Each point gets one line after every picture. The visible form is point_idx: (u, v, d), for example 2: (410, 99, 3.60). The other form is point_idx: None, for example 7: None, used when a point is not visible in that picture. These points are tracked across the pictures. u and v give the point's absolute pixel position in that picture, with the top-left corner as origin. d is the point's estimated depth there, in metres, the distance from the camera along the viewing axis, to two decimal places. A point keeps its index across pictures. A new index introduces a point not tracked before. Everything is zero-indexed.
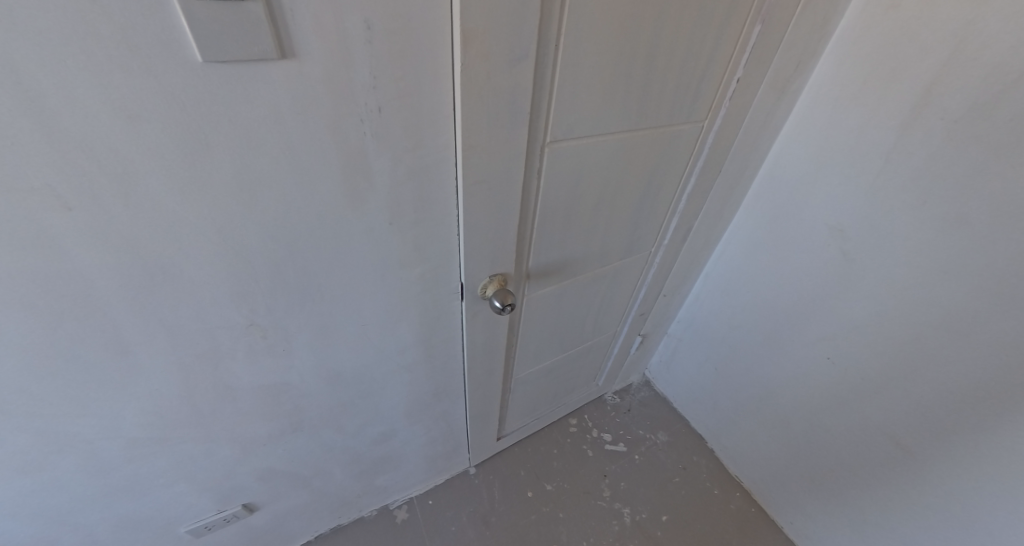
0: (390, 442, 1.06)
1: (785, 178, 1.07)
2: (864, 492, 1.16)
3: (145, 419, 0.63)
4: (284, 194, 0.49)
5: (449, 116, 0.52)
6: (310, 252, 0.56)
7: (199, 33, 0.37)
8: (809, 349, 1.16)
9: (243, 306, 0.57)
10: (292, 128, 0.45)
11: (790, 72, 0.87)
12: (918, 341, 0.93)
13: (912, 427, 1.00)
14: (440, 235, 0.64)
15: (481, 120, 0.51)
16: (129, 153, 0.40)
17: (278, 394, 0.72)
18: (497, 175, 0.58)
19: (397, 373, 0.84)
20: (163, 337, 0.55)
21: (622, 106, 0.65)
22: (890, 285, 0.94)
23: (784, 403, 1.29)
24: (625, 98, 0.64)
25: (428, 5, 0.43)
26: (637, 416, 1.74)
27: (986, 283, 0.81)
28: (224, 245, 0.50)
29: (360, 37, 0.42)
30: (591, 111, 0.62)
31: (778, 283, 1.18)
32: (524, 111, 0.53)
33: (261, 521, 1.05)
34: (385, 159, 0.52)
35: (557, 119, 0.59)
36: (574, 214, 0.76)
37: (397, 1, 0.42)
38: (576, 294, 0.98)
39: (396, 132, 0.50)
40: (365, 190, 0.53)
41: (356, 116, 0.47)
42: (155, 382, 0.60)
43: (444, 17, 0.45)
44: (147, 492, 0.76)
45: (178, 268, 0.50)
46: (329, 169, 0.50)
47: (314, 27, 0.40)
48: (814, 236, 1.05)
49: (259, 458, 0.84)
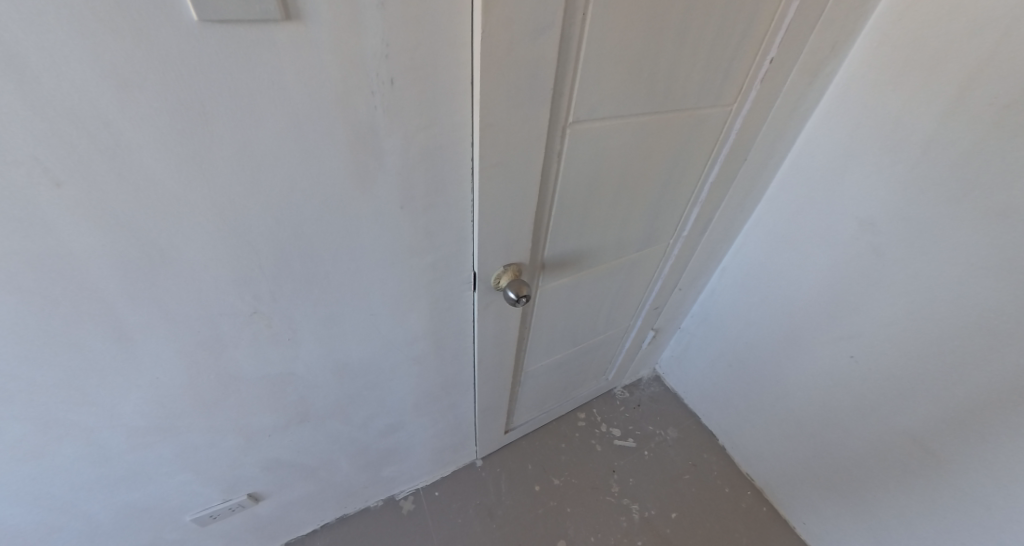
0: (397, 434, 1.04)
1: (812, 168, 1.02)
2: (883, 496, 1.12)
3: (146, 407, 0.62)
4: (287, 173, 0.46)
5: (465, 91, 0.48)
6: (317, 237, 0.53)
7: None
8: (830, 347, 1.12)
9: (247, 293, 0.54)
10: (297, 100, 0.42)
11: (824, 55, 0.81)
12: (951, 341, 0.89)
13: (938, 430, 0.97)
14: (453, 222, 0.61)
15: (500, 96, 0.47)
16: (119, 125, 0.37)
17: (284, 384, 0.70)
18: (515, 157, 0.54)
19: (405, 364, 0.81)
20: (164, 324, 0.53)
21: (649, 86, 0.61)
22: (923, 283, 0.90)
23: (801, 403, 1.25)
24: (653, 76, 0.60)
25: None
26: (646, 412, 1.71)
27: None
28: (225, 228, 0.47)
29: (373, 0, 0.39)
30: (617, 91, 0.58)
31: (800, 279, 1.13)
32: (546, 87, 0.50)
33: (267, 510, 1.04)
34: (397, 139, 0.48)
35: (581, 99, 0.55)
36: (593, 202, 0.72)
37: None
38: (591, 285, 0.94)
39: (407, 108, 0.46)
40: (374, 171, 0.50)
41: (366, 89, 0.43)
42: (156, 371, 0.58)
43: None
44: (151, 481, 0.75)
45: (177, 253, 0.47)
46: (337, 147, 0.46)
47: None
48: (841, 229, 1.01)
49: (264, 448, 0.83)
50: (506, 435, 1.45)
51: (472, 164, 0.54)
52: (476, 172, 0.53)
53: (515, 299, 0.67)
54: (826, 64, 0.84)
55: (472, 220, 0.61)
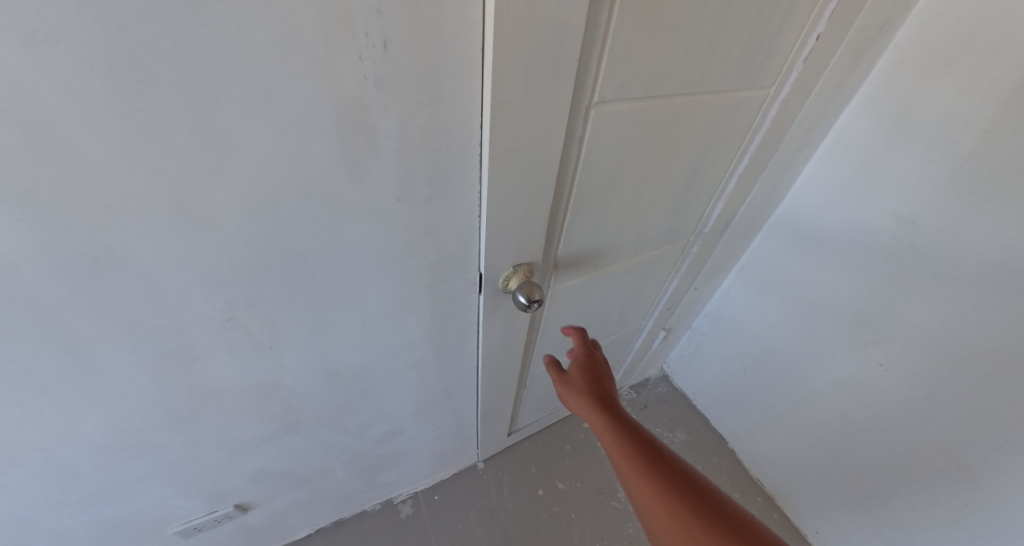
0: (395, 440, 0.98)
1: (846, 160, 0.94)
2: (906, 510, 1.06)
3: (112, 421, 0.55)
4: (259, 157, 0.38)
5: (475, 62, 0.40)
6: (300, 233, 0.45)
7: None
8: (856, 352, 1.04)
9: (219, 298, 0.47)
10: (267, 68, 0.34)
11: (872, 34, 0.73)
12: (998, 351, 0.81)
13: (972, 445, 0.90)
14: (458, 217, 0.53)
15: (517, 69, 0.40)
16: (39, 92, 0.30)
17: (269, 394, 0.63)
18: (531, 142, 0.46)
19: (403, 371, 0.74)
20: (123, 332, 0.46)
21: (685, 63, 0.53)
22: (966, 288, 0.83)
23: (820, 410, 1.18)
24: (691, 50, 0.52)
25: None
26: (654, 413, 1.65)
27: None
28: (183, 223, 0.40)
29: None
30: (650, 67, 0.50)
31: (826, 279, 1.06)
32: (571, 60, 0.42)
33: (257, 519, 0.98)
34: (392, 118, 0.41)
35: (610, 75, 0.47)
36: (614, 194, 0.64)
37: None
38: (605, 285, 0.87)
39: (406, 81, 0.39)
40: (367, 156, 0.42)
41: (354, 55, 0.36)
42: (119, 382, 0.51)
43: None
44: (127, 495, 0.68)
45: (127, 251, 0.40)
46: (320, 126, 0.39)
47: None
48: (875, 227, 0.93)
49: (250, 459, 0.76)
50: (509, 437, 1.39)
51: (480, 150, 0.46)
52: (485, 159, 0.46)
53: (527, 304, 0.60)
54: (872, 44, 0.76)
55: (479, 215, 0.53)
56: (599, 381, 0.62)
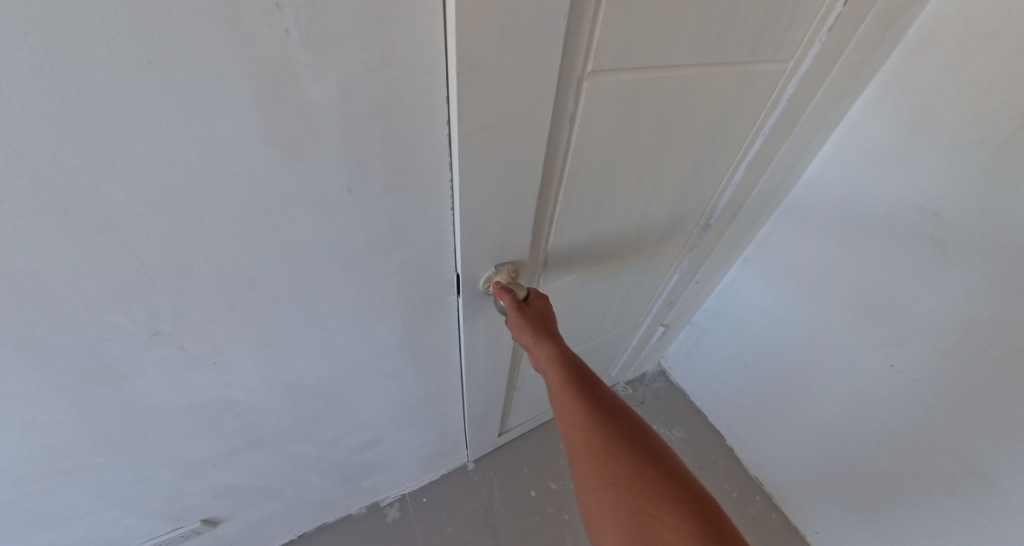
0: (376, 448, 0.91)
1: (864, 144, 0.86)
2: (915, 515, 1.01)
3: (32, 448, 0.48)
4: (161, 137, 0.31)
5: (434, 18, 0.32)
6: (230, 232, 0.38)
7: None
8: (868, 352, 0.98)
9: (138, 309, 0.39)
10: (153, 18, 0.26)
11: (904, 0, 0.65)
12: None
13: (988, 451, 0.85)
14: (427, 210, 0.46)
15: (488, 26, 0.32)
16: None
17: (221, 410, 0.56)
18: (510, 121, 0.38)
19: (377, 379, 0.67)
20: (21, 353, 0.38)
21: (700, 23, 0.44)
22: (995, 287, 0.76)
23: (825, 411, 1.12)
24: (706, 11, 0.44)
25: None
26: (651, 410, 1.59)
27: None
28: (70, 221, 0.32)
29: None
30: (657, 29, 0.41)
31: (836, 274, 0.99)
32: (558, 16, 0.34)
33: (230, 531, 0.92)
34: (330, 86, 0.32)
35: (609, 38, 0.39)
36: (611, 182, 0.56)
37: None
38: (601, 283, 0.80)
39: (346, 38, 0.31)
40: (304, 136, 0.34)
41: (271, 3, 0.28)
42: (32, 407, 0.43)
43: None
44: (70, 520, 0.61)
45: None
46: (236, 96, 0.31)
47: None
48: (894, 218, 0.86)
49: (212, 475, 0.69)
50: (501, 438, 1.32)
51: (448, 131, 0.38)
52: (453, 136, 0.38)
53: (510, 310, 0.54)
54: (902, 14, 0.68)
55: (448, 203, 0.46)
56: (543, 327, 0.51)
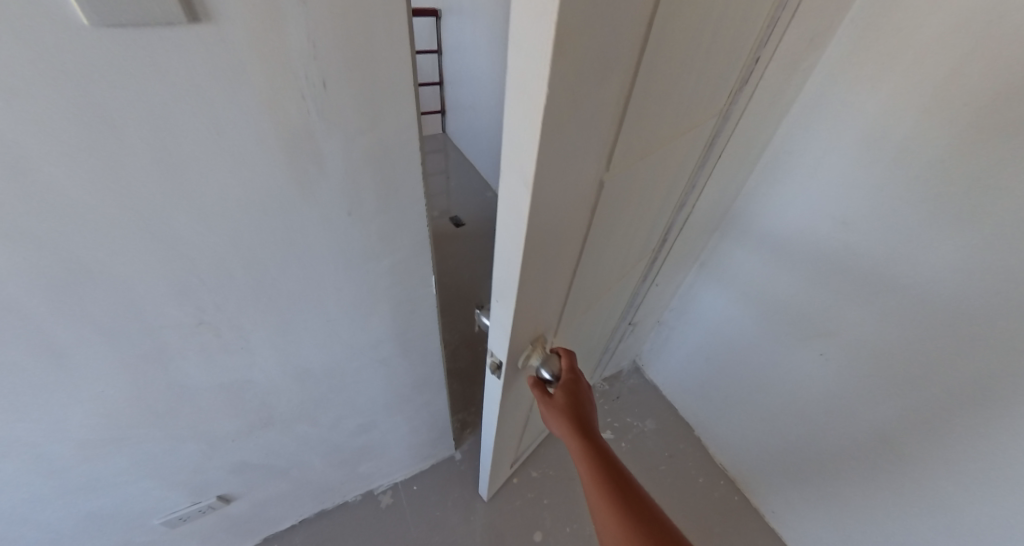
0: (370, 433, 1.03)
1: (789, 163, 1.01)
2: (849, 489, 1.13)
3: (94, 419, 0.60)
4: (218, 180, 0.43)
5: (408, 93, 0.45)
6: (261, 245, 0.50)
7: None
8: (805, 345, 1.12)
9: (188, 304, 0.52)
10: (219, 106, 0.39)
11: (803, 47, 0.80)
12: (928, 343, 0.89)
13: (902, 426, 0.98)
14: (410, 228, 0.59)
15: (552, 164, 0.38)
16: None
17: (242, 391, 0.68)
18: (553, 224, 0.46)
19: (371, 367, 0.79)
20: (100, 338, 0.50)
21: (671, 113, 0.55)
22: (896, 284, 0.90)
23: (773, 398, 1.26)
24: (676, 104, 0.55)
25: None
26: (626, 404, 1.72)
27: (996, 289, 0.78)
28: (142, 228, 0.43)
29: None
30: (648, 126, 0.52)
31: (775, 276, 1.13)
32: (591, 142, 0.42)
33: (240, 510, 1.03)
34: (336, 141, 0.45)
35: (621, 143, 0.48)
36: (610, 238, 0.66)
37: None
38: (596, 311, 0.89)
39: (348, 113, 0.44)
40: (316, 175, 0.47)
41: (297, 91, 0.40)
42: (99, 382, 0.55)
43: None
44: (112, 488, 0.73)
45: (93, 259, 0.43)
46: (271, 151, 0.43)
47: None
48: (816, 227, 1.00)
49: (229, 452, 0.81)
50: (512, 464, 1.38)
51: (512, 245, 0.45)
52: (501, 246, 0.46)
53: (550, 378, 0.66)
54: (804, 57, 0.82)
55: (494, 300, 0.54)
56: (581, 406, 0.62)
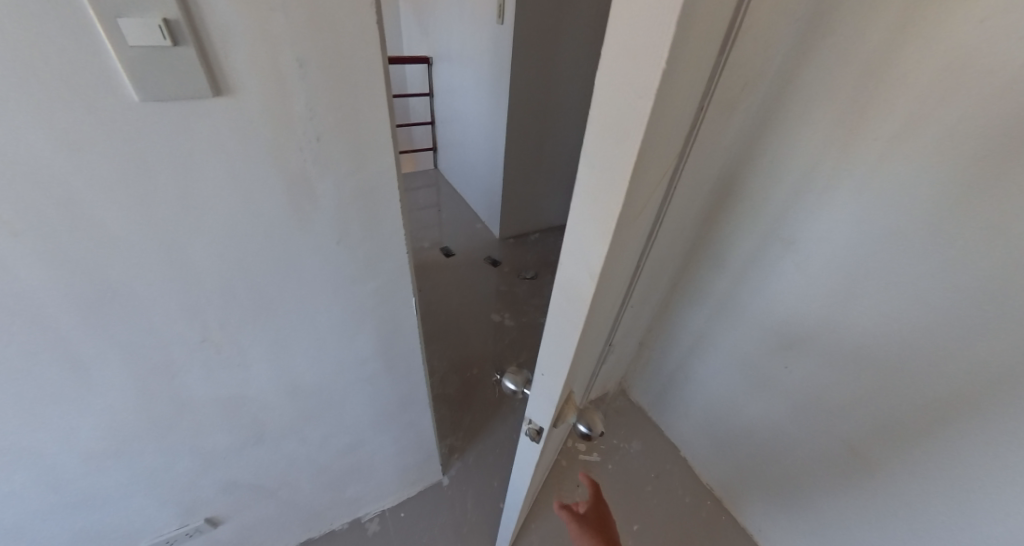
0: (357, 453, 1.07)
1: (739, 191, 1.08)
2: (823, 502, 1.16)
3: (101, 430, 0.65)
4: (229, 216, 0.52)
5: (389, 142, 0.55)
6: (262, 269, 0.58)
7: (134, 62, 0.39)
8: (769, 358, 1.16)
9: (196, 321, 0.59)
10: (234, 156, 0.48)
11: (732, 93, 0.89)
12: (879, 354, 0.92)
13: (867, 436, 0.99)
14: (392, 255, 0.67)
15: (623, 237, 0.41)
16: (49, 158, 0.41)
17: (237, 406, 0.74)
18: (606, 286, 0.48)
19: (358, 384, 0.85)
20: (116, 353, 0.57)
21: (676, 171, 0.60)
22: (843, 296, 0.94)
23: (747, 414, 1.30)
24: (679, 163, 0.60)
25: (365, 40, 0.46)
26: (613, 425, 1.76)
27: (933, 298, 0.81)
28: (158, 244, 0.50)
29: (294, 72, 0.45)
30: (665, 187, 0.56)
31: (738, 295, 1.19)
32: (642, 212, 0.45)
33: (228, 534, 1.06)
34: (328, 182, 0.55)
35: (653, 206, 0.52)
36: (624, 284, 0.70)
37: (332, 40, 0.45)
38: (602, 348, 0.92)
39: (338, 157, 0.53)
40: (311, 211, 0.56)
41: (297, 145, 0.50)
42: (111, 395, 0.62)
43: (380, 57, 0.48)
44: (109, 503, 0.77)
45: (113, 273, 0.50)
46: (274, 191, 0.52)
47: (252, 63, 0.43)
48: (767, 248, 1.07)
49: (222, 469, 0.85)
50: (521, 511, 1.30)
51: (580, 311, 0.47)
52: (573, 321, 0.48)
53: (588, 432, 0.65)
54: None
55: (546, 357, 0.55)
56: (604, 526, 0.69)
